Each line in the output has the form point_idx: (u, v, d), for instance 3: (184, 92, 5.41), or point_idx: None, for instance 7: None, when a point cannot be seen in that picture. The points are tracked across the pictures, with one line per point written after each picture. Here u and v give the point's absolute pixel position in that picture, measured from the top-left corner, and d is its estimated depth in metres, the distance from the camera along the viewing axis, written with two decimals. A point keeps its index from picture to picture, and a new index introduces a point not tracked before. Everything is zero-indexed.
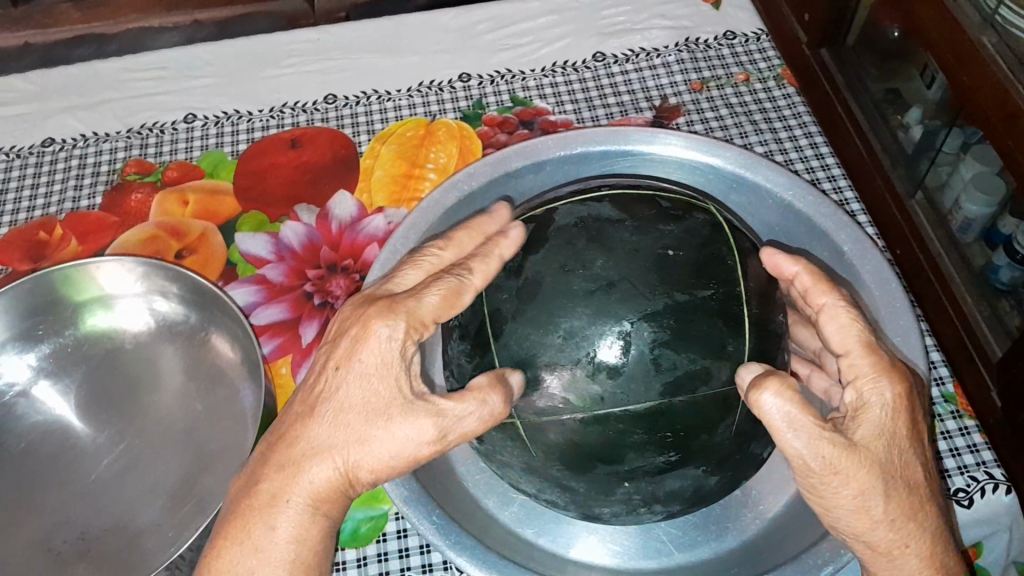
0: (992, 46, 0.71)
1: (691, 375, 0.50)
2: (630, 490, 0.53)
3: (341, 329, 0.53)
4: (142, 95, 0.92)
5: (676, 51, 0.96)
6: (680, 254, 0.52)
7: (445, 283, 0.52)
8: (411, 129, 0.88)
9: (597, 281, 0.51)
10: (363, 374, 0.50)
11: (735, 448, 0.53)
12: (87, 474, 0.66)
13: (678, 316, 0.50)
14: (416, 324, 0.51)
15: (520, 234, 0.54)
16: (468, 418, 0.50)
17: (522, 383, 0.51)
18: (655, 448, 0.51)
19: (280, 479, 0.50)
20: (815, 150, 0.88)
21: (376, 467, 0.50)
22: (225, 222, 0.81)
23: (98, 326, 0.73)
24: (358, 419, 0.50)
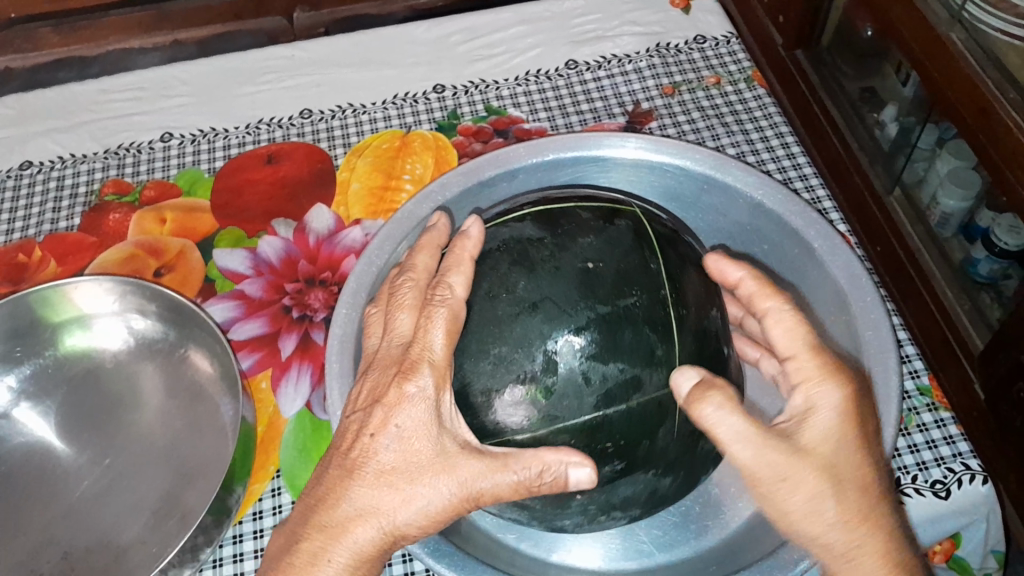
0: (960, 41, 0.72)
1: (622, 385, 0.51)
2: (584, 501, 0.54)
3: (370, 398, 0.51)
4: (119, 116, 0.93)
5: (647, 56, 0.97)
6: (601, 265, 0.53)
7: (439, 319, 0.50)
8: (387, 141, 0.89)
9: (521, 304, 0.52)
10: (403, 437, 0.48)
11: (683, 447, 0.54)
12: (69, 493, 0.66)
13: (602, 328, 0.51)
14: (441, 376, 0.49)
15: (480, 230, 0.54)
16: (500, 484, 0.48)
17: (592, 480, 0.48)
18: (599, 460, 0.51)
19: (320, 537, 0.48)
20: (786, 150, 0.89)
21: (418, 521, 0.49)
22: (203, 238, 0.81)
23: (77, 346, 0.73)
24: (402, 478, 0.48)
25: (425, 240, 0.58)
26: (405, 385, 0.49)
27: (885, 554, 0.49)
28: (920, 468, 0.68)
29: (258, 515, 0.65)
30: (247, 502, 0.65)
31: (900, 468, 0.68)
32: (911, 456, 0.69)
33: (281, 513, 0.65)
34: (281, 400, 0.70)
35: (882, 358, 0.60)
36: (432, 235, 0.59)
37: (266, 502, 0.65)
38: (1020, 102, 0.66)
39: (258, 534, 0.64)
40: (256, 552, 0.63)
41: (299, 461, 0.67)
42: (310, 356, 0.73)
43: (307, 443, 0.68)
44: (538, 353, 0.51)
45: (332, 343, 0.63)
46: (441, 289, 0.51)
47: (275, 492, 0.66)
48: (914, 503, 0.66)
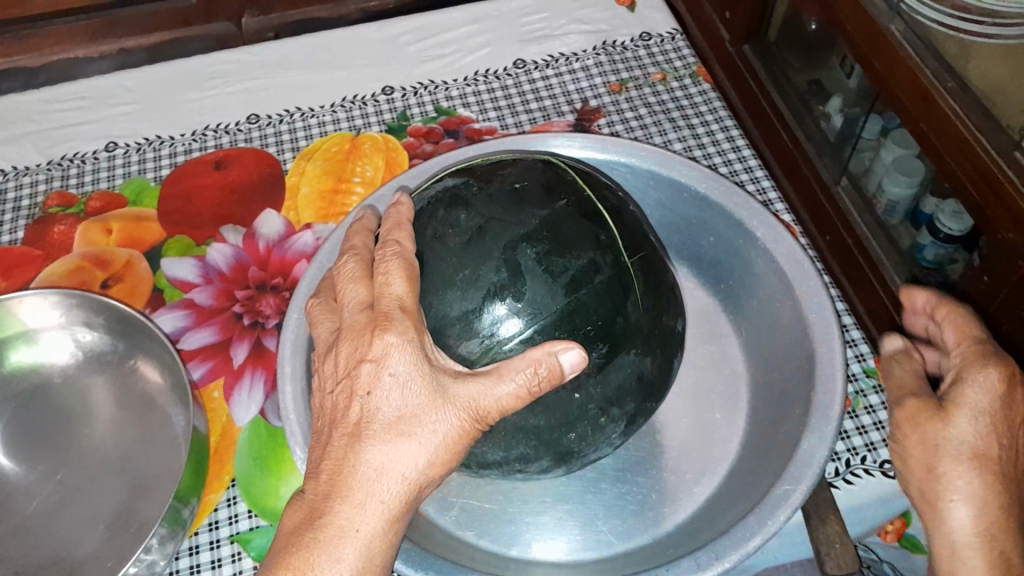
0: (899, 32, 0.73)
1: (581, 271, 0.53)
2: (584, 400, 0.54)
3: (353, 359, 0.48)
4: (62, 126, 0.91)
5: (594, 54, 0.98)
6: (526, 183, 0.56)
7: (397, 270, 0.50)
8: (336, 144, 0.88)
9: (467, 232, 0.54)
10: (402, 380, 0.46)
11: (653, 319, 0.56)
12: (19, 511, 0.64)
13: (547, 229, 0.54)
14: (415, 318, 0.48)
15: (408, 197, 0.56)
16: (504, 395, 0.47)
17: (583, 359, 0.48)
18: (585, 345, 0.53)
19: (344, 506, 0.45)
20: (733, 144, 0.90)
21: (433, 458, 0.47)
22: (151, 248, 0.80)
23: (23, 361, 0.71)
24: (411, 424, 0.46)
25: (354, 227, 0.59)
26: (385, 335, 0.47)
27: (970, 518, 0.51)
28: (868, 449, 0.70)
29: (215, 526, 0.64)
30: (202, 512, 0.65)
31: (848, 451, 0.70)
32: (858, 438, 0.70)
33: (237, 522, 0.64)
34: (235, 410, 0.69)
35: (827, 342, 0.62)
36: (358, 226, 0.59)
37: (222, 512, 0.65)
38: (958, 90, 0.67)
39: (214, 545, 0.63)
40: (214, 562, 0.62)
41: (253, 468, 0.66)
42: (263, 362, 0.72)
43: (263, 450, 0.67)
44: (500, 265, 0.53)
45: (285, 347, 0.63)
46: (388, 246, 0.52)
47: (231, 501, 0.65)
48: (862, 485, 0.68)
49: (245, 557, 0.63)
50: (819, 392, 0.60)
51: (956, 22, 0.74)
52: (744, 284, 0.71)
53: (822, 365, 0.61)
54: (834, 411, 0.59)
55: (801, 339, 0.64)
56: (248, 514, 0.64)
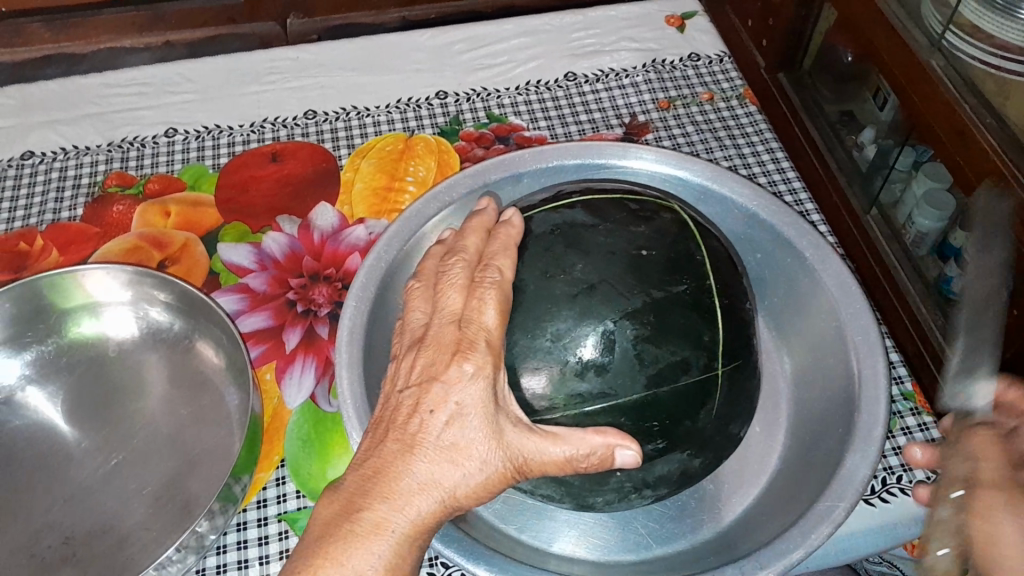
0: (939, 68, 0.75)
1: (672, 366, 0.55)
2: (621, 479, 0.57)
3: (425, 373, 0.51)
4: (123, 110, 0.93)
5: (644, 71, 1.01)
6: (652, 253, 0.57)
7: (491, 300, 0.53)
8: (390, 144, 0.90)
9: (578, 285, 0.56)
10: (465, 412, 0.49)
11: (715, 429, 0.58)
12: (72, 478, 0.66)
13: (655, 312, 0.56)
14: (496, 354, 0.51)
15: (521, 221, 0.59)
16: (551, 455, 0.50)
17: (636, 460, 0.51)
18: (644, 436, 0.55)
19: (383, 507, 0.47)
20: (778, 166, 0.93)
21: (470, 490, 0.49)
22: (208, 232, 0.82)
23: (84, 333, 0.73)
24: (464, 455, 0.49)
25: (472, 222, 0.60)
26: (463, 363, 0.50)
27: None
28: (905, 469, 0.70)
29: (263, 503, 0.66)
30: (253, 489, 0.66)
31: (886, 469, 0.70)
32: (895, 458, 0.71)
33: (286, 501, 0.66)
34: (286, 391, 0.71)
35: (871, 360, 0.64)
36: (475, 220, 0.60)
37: (271, 491, 0.66)
38: (996, 127, 0.70)
39: (262, 522, 0.65)
40: (260, 539, 0.64)
41: (302, 451, 0.68)
42: (315, 349, 0.74)
43: (311, 434, 0.69)
44: (597, 332, 0.55)
45: (342, 334, 0.64)
46: (488, 273, 0.54)
47: (280, 480, 0.67)
48: (898, 502, 0.68)
49: (292, 536, 0.64)
50: (864, 412, 0.62)
51: (998, 61, 0.75)
52: (790, 301, 0.72)
53: (866, 388, 0.63)
54: (878, 431, 0.60)
55: (843, 358, 0.66)
56: (295, 495, 0.66)
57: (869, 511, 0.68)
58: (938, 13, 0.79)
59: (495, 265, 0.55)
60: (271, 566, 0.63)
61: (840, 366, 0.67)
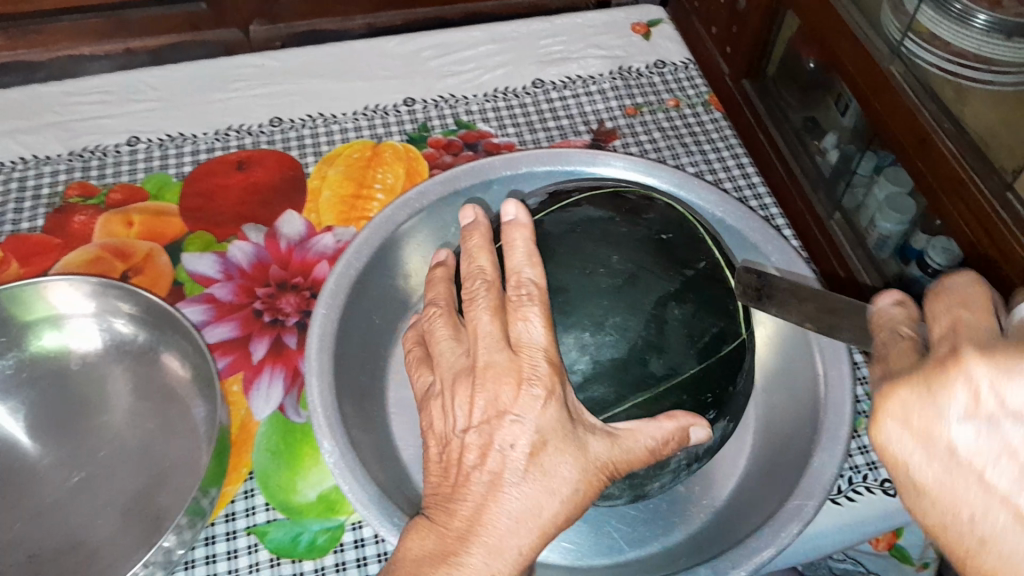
0: (899, 75, 0.77)
1: (715, 338, 0.57)
2: (682, 458, 0.58)
3: (492, 408, 0.49)
4: (84, 119, 0.92)
5: (611, 78, 1.01)
6: (672, 237, 0.59)
7: (537, 315, 0.50)
8: (358, 151, 0.90)
9: (619, 276, 0.56)
10: (543, 436, 0.48)
11: (745, 389, 0.61)
12: (35, 495, 0.64)
13: (695, 289, 0.57)
14: (557, 369, 0.49)
15: (528, 217, 0.54)
16: (638, 453, 0.51)
17: (706, 436, 0.54)
18: (700, 410, 0.56)
19: (483, 553, 0.47)
20: (742, 171, 0.93)
21: (567, 511, 0.49)
22: (172, 242, 0.81)
23: (47, 345, 0.72)
24: (553, 479, 0.48)
25: (472, 241, 0.57)
26: (530, 389, 0.48)
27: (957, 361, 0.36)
28: (871, 469, 0.70)
29: (231, 517, 0.65)
30: (220, 502, 0.65)
31: (852, 468, 0.70)
32: (862, 457, 0.71)
33: (254, 514, 0.65)
34: (253, 403, 0.70)
35: (837, 364, 0.65)
36: (477, 237, 0.57)
37: (239, 504, 0.65)
38: (954, 133, 0.71)
39: (231, 535, 0.64)
40: (229, 552, 0.63)
41: (272, 463, 0.67)
42: (283, 359, 0.73)
43: (280, 445, 0.68)
44: (649, 318, 0.55)
45: (312, 341, 0.64)
46: (524, 286, 0.51)
47: (248, 493, 0.66)
48: (864, 502, 0.69)
49: (261, 548, 0.63)
50: (830, 413, 0.63)
51: (955, 67, 0.77)
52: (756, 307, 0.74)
53: (833, 388, 0.64)
54: (845, 432, 0.61)
55: (808, 361, 0.67)
56: (265, 508, 0.65)
57: (837, 510, 0.68)
58: (898, 21, 0.80)
59: (531, 271, 0.52)
60: None
61: (805, 368, 0.68)
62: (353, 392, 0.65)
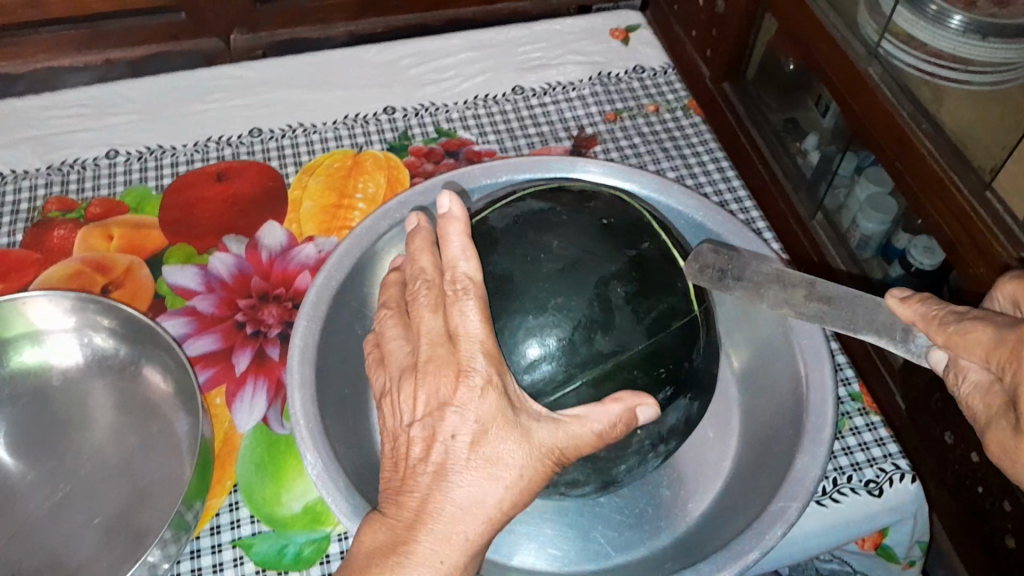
0: (876, 76, 0.78)
1: (664, 312, 0.57)
2: (643, 438, 0.58)
3: (433, 403, 0.49)
4: (62, 132, 0.91)
5: (590, 84, 1.02)
6: (614, 220, 0.59)
7: (470, 307, 0.49)
8: (338, 161, 0.90)
9: (563, 261, 0.56)
10: (484, 426, 0.48)
11: (707, 372, 0.61)
12: (16, 513, 0.64)
13: (637, 267, 0.57)
14: (494, 356, 0.48)
15: (462, 207, 0.51)
16: (584, 436, 0.51)
17: (656, 415, 0.53)
18: (656, 386, 0.56)
19: (431, 540, 0.47)
20: (722, 175, 0.95)
21: (514, 495, 0.49)
22: (152, 255, 0.81)
23: (27, 362, 0.71)
24: (501, 468, 0.48)
25: (415, 244, 0.55)
26: (468, 381, 0.48)
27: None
28: (854, 469, 0.71)
29: (216, 530, 0.64)
30: (204, 517, 0.65)
31: (835, 469, 0.71)
32: (845, 458, 0.72)
33: (240, 527, 0.64)
34: (236, 415, 0.70)
35: (817, 364, 0.65)
36: (418, 240, 0.56)
37: (224, 517, 0.65)
38: (933, 132, 0.72)
39: (216, 549, 0.63)
40: (216, 566, 0.63)
41: (256, 476, 0.67)
42: (265, 371, 0.73)
43: (265, 458, 0.68)
44: (593, 298, 0.55)
45: (294, 353, 0.64)
46: (458, 280, 0.50)
47: (233, 506, 0.65)
48: (847, 502, 0.69)
49: (247, 561, 0.63)
50: (812, 413, 0.63)
51: (932, 67, 0.77)
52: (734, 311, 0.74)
53: (814, 388, 0.64)
54: (827, 432, 0.62)
55: (789, 362, 0.68)
56: (250, 520, 0.65)
57: (821, 511, 0.69)
58: (875, 23, 0.81)
59: (467, 266, 0.50)
60: None
61: (788, 370, 0.68)
62: (335, 404, 0.65)
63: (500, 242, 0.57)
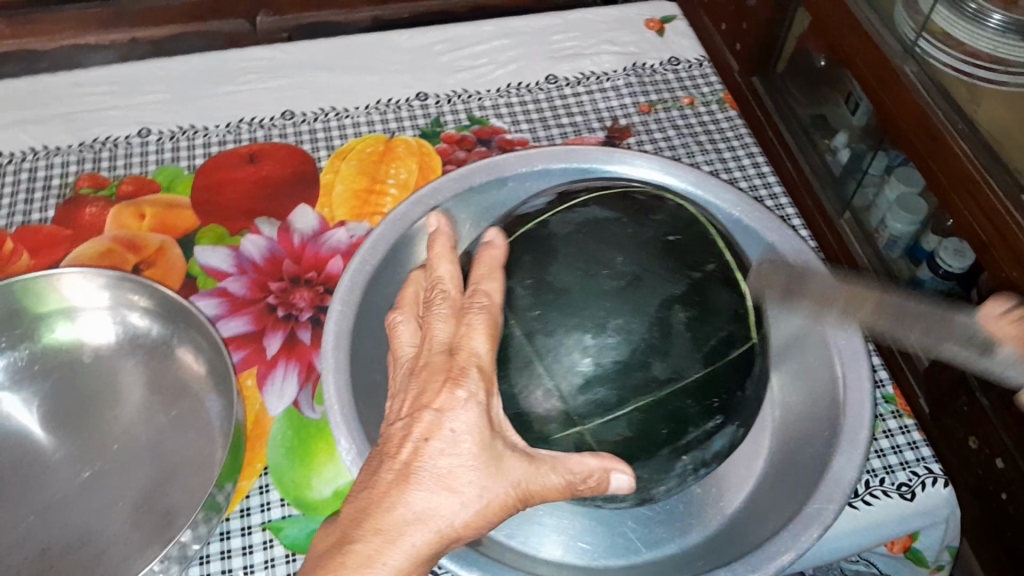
0: (912, 73, 0.76)
1: (723, 341, 0.56)
2: (686, 462, 0.58)
3: (415, 404, 0.50)
4: (94, 110, 0.91)
5: (624, 75, 1.01)
6: (680, 237, 0.58)
7: (478, 325, 0.52)
8: (371, 146, 0.89)
9: (623, 277, 0.55)
10: (459, 438, 0.48)
11: (756, 395, 0.60)
12: (49, 489, 0.64)
13: (698, 292, 0.56)
14: (489, 381, 0.50)
15: (504, 242, 0.57)
16: (550, 480, 0.51)
17: (630, 485, 0.52)
18: (705, 415, 0.56)
19: (376, 539, 0.45)
20: (758, 170, 0.91)
21: (469, 518, 0.48)
22: (184, 235, 0.80)
23: (59, 338, 0.71)
24: (460, 483, 0.47)
25: (435, 248, 0.58)
26: (455, 390, 0.49)
27: None
28: (886, 471, 0.70)
29: (247, 512, 0.64)
30: (235, 498, 0.65)
31: (868, 471, 0.70)
32: (878, 460, 0.71)
33: (270, 510, 0.64)
34: (267, 398, 0.70)
35: (856, 366, 0.65)
36: (439, 243, 0.59)
37: (255, 499, 0.65)
38: (967, 132, 0.71)
39: (246, 531, 0.63)
40: (245, 548, 0.62)
41: (287, 460, 0.67)
42: (296, 354, 0.73)
43: (295, 442, 0.68)
44: (652, 321, 0.54)
45: (329, 339, 0.63)
46: (476, 295, 0.53)
47: (264, 488, 0.65)
48: (879, 505, 0.69)
49: (276, 544, 0.63)
50: (848, 415, 0.63)
51: (969, 68, 0.77)
52: None
53: (851, 389, 0.64)
54: (862, 434, 0.61)
55: (825, 363, 0.67)
56: (280, 503, 0.65)
57: (853, 513, 0.68)
58: (911, 21, 0.80)
59: (488, 283, 0.54)
60: None
61: (823, 370, 0.67)
62: (367, 387, 0.64)
63: (560, 252, 0.57)
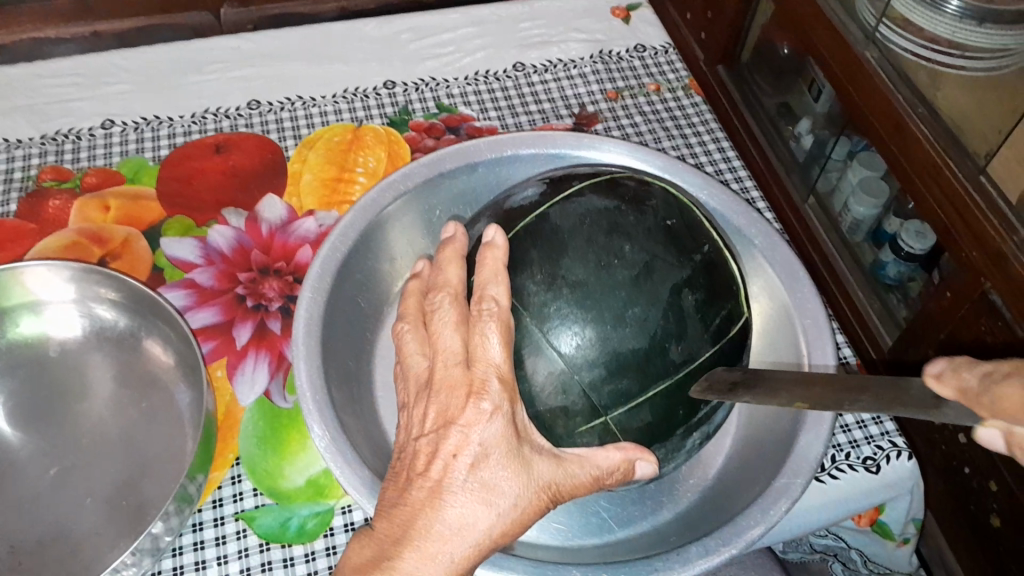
0: (873, 60, 0.77)
1: (725, 320, 0.58)
2: (695, 438, 0.60)
3: (441, 419, 0.49)
4: (56, 101, 0.90)
5: (591, 62, 1.01)
6: (676, 221, 0.58)
7: (491, 327, 0.50)
8: (339, 134, 0.89)
9: (635, 268, 0.55)
10: (488, 452, 0.48)
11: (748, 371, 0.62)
12: (16, 485, 0.63)
13: (704, 273, 0.57)
14: (510, 389, 0.50)
15: (505, 239, 0.55)
16: (580, 478, 0.53)
17: (653, 472, 0.55)
18: None
19: (417, 556, 0.46)
20: (723, 154, 0.93)
21: (506, 525, 0.49)
22: (151, 227, 0.80)
23: (25, 332, 0.70)
24: (492, 492, 0.48)
25: (444, 253, 0.56)
26: (479, 402, 0.48)
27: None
28: (852, 446, 0.72)
29: (219, 503, 0.64)
30: (207, 489, 0.64)
31: (835, 446, 0.72)
32: (843, 435, 0.72)
33: (242, 500, 0.64)
34: (238, 388, 0.70)
35: (820, 344, 0.66)
36: (449, 250, 0.57)
37: (226, 490, 0.65)
38: (928, 117, 0.72)
39: (219, 522, 0.63)
40: (218, 539, 0.62)
41: (258, 449, 0.66)
42: (267, 344, 0.72)
43: (267, 432, 0.67)
44: (665, 307, 0.55)
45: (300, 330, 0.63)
46: (484, 302, 0.51)
47: (235, 479, 0.65)
48: (845, 480, 0.70)
49: (250, 534, 0.63)
50: None
51: (928, 52, 0.77)
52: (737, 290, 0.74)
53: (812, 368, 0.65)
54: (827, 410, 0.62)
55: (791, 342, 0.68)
56: (252, 493, 0.65)
57: (821, 488, 0.69)
58: (872, 7, 0.81)
59: (496, 288, 0.52)
60: (229, 566, 0.61)
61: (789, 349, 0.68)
62: (341, 375, 0.64)
63: (569, 244, 0.56)
